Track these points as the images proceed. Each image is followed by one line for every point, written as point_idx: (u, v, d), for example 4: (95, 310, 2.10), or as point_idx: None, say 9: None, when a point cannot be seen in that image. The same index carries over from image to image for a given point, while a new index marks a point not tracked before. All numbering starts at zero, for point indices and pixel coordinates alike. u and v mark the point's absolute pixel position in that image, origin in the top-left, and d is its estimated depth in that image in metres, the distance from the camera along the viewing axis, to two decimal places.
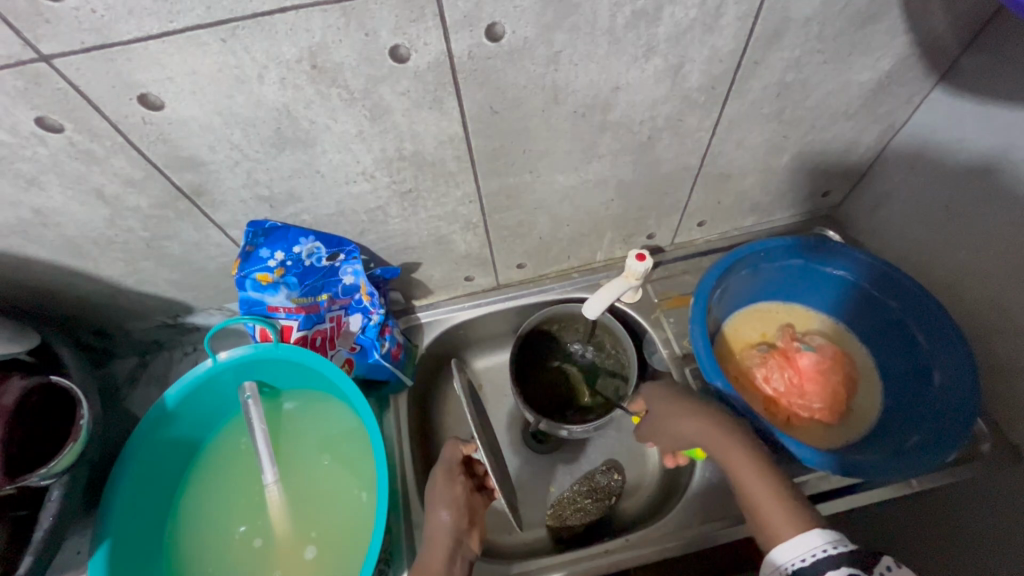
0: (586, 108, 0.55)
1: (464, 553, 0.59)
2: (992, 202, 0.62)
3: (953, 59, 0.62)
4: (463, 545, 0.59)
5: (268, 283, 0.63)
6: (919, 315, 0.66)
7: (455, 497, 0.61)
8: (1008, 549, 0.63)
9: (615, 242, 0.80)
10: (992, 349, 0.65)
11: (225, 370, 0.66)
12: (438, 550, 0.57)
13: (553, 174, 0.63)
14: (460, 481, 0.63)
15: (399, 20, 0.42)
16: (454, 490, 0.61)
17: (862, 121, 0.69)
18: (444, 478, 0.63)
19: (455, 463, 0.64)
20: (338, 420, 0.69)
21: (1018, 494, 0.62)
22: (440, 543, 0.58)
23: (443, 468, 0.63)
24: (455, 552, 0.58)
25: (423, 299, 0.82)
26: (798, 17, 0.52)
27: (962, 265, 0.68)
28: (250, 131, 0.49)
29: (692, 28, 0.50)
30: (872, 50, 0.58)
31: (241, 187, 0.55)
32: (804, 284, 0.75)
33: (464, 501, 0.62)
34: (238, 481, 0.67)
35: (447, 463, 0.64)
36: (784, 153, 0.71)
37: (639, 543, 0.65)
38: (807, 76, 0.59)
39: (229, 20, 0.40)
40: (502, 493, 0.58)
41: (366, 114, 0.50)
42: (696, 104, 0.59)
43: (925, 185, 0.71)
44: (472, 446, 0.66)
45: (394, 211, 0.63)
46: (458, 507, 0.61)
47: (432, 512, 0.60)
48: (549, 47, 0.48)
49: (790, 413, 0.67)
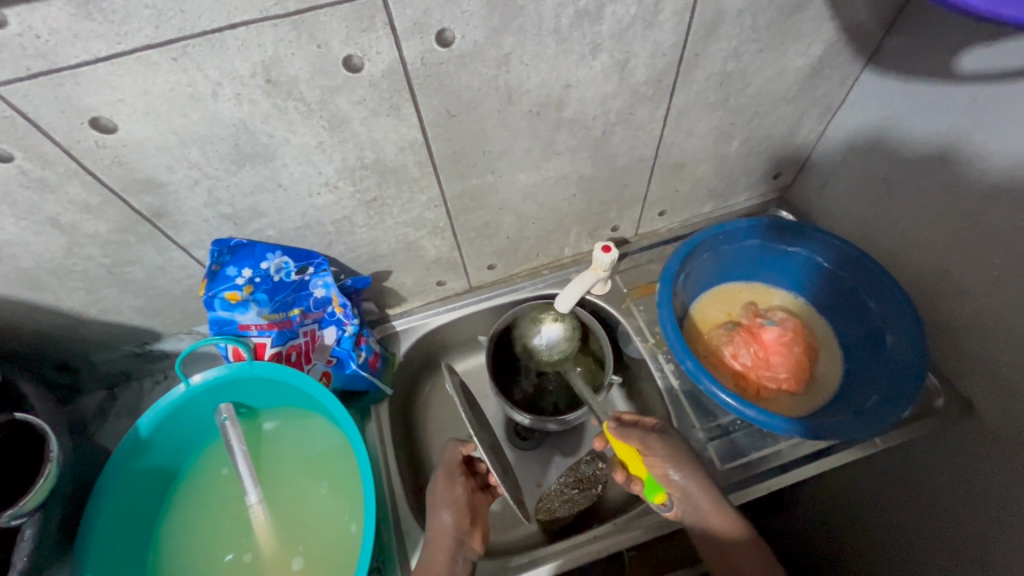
0: (541, 107, 0.57)
1: (467, 553, 0.60)
2: (926, 172, 0.66)
3: (877, 42, 0.67)
4: (466, 545, 0.60)
5: (238, 302, 0.62)
6: (868, 283, 0.70)
7: (456, 498, 0.63)
8: (977, 501, 0.66)
9: (581, 236, 0.82)
10: (937, 308, 0.70)
11: (198, 394, 0.64)
12: (441, 550, 0.59)
13: (514, 173, 0.65)
14: (460, 482, 0.64)
15: (350, 30, 0.43)
16: (455, 492, 0.63)
17: (802, 105, 0.73)
18: (444, 480, 0.64)
19: (455, 465, 0.66)
20: (321, 436, 0.69)
21: (973, 443, 0.66)
22: (443, 543, 0.59)
23: (445, 470, 0.65)
24: (457, 552, 0.59)
25: (397, 307, 0.83)
26: (731, 10, 0.55)
27: (903, 233, 0.72)
28: (208, 148, 0.49)
29: (634, 24, 0.52)
30: (804, 36, 0.62)
31: (202, 207, 0.54)
32: (763, 264, 0.79)
33: (465, 501, 0.63)
34: (220, 505, 0.66)
35: (448, 465, 0.66)
36: (733, 139, 0.74)
37: (625, 526, 0.67)
38: (746, 64, 0.62)
39: (180, 39, 0.40)
40: (503, 487, 0.58)
41: (325, 125, 0.50)
42: (645, 97, 0.61)
43: (864, 160, 0.75)
44: (472, 445, 0.67)
45: (361, 220, 0.63)
46: (459, 507, 0.62)
47: (435, 515, 0.62)
48: (498, 49, 0.49)
49: (759, 386, 0.70)
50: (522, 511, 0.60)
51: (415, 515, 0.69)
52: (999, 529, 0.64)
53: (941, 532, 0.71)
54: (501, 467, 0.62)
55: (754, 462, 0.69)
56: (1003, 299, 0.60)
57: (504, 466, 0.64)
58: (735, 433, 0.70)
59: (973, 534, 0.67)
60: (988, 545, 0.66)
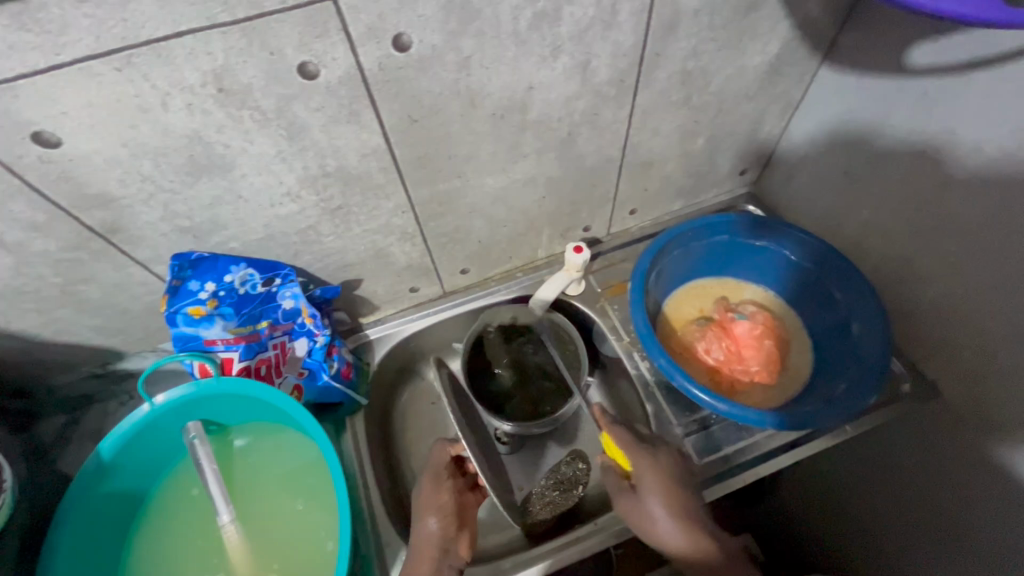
0: (504, 110, 0.57)
1: (452, 561, 0.59)
2: (883, 164, 0.68)
3: (831, 39, 0.68)
4: (451, 553, 0.59)
5: (202, 317, 0.61)
6: (834, 273, 0.72)
7: (441, 504, 0.62)
8: (943, 481, 0.68)
9: (554, 238, 0.82)
10: (901, 295, 0.71)
11: (163, 414, 0.62)
12: (425, 559, 0.58)
13: (481, 177, 0.64)
14: (447, 486, 0.63)
15: (303, 37, 0.42)
16: (441, 498, 0.62)
17: (763, 102, 0.74)
18: (431, 484, 0.64)
19: (442, 468, 0.65)
20: (295, 452, 0.67)
21: (938, 425, 0.68)
22: (427, 552, 0.58)
23: (431, 473, 0.65)
24: (442, 561, 0.58)
25: (370, 316, 0.82)
26: (687, 10, 0.56)
27: (865, 223, 0.74)
28: (161, 161, 0.47)
29: (593, 25, 0.52)
30: (760, 35, 0.63)
31: (159, 221, 0.53)
32: (732, 258, 0.80)
33: (451, 507, 0.62)
34: (190, 527, 0.64)
35: (435, 469, 0.65)
36: (698, 137, 0.75)
37: (607, 526, 0.67)
38: (706, 63, 0.63)
39: (123, 49, 0.39)
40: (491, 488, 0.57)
41: (283, 133, 0.49)
42: (608, 97, 0.61)
43: (825, 154, 0.77)
44: (460, 446, 0.67)
45: (327, 229, 0.62)
46: (445, 513, 0.61)
47: (420, 520, 0.61)
48: (457, 53, 0.49)
49: (733, 380, 0.71)
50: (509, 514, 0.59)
51: (395, 526, 0.68)
52: (966, 507, 0.66)
53: (913, 514, 0.74)
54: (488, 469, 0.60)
55: (731, 456, 0.69)
56: (959, 285, 0.62)
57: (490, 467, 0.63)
58: (711, 428, 0.71)
59: (943, 512, 0.69)
60: (958, 523, 0.68)
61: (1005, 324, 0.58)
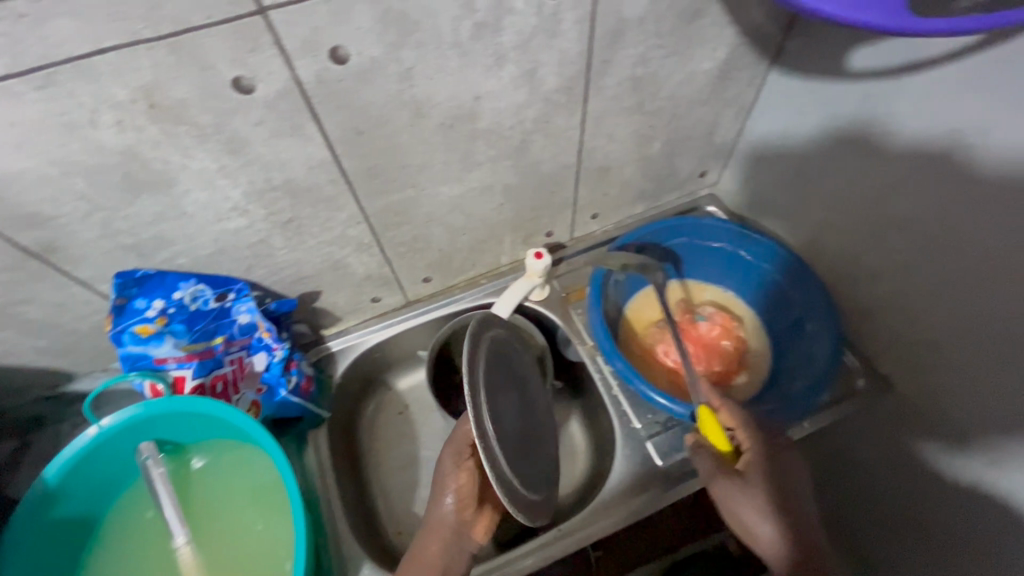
0: (453, 119, 0.57)
1: (465, 545, 0.60)
2: (833, 165, 0.70)
3: (778, 44, 0.70)
4: (464, 536, 0.61)
5: (151, 335, 0.59)
6: (789, 273, 0.73)
7: (459, 486, 0.62)
8: (902, 473, 0.71)
9: (517, 244, 0.83)
10: (854, 294, 0.73)
11: (112, 436, 0.61)
12: (436, 540, 0.59)
13: (436, 186, 0.64)
14: (467, 467, 0.62)
15: (235, 51, 0.42)
16: (460, 479, 0.62)
17: (716, 106, 0.75)
18: (452, 461, 0.62)
19: (465, 446, 0.63)
20: (254, 469, 0.65)
21: (893, 419, 0.70)
22: (438, 535, 0.60)
23: (453, 450, 0.63)
24: (455, 544, 0.60)
25: (332, 328, 0.81)
26: (631, 18, 0.56)
27: (818, 223, 0.76)
28: (96, 179, 0.46)
29: (536, 34, 0.53)
30: (707, 41, 0.64)
31: (100, 239, 0.52)
32: (690, 259, 0.80)
33: (469, 488, 0.62)
34: (145, 552, 0.62)
35: (457, 446, 0.63)
36: (654, 141, 0.76)
37: (571, 531, 0.67)
38: (655, 69, 0.64)
39: (44, 67, 0.38)
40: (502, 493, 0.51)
41: (224, 148, 0.49)
42: (559, 105, 0.62)
43: (780, 156, 0.78)
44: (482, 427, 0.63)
45: (279, 242, 0.61)
46: (462, 496, 0.62)
47: (436, 501, 0.62)
48: (399, 64, 0.49)
49: (694, 381, 0.73)
50: (527, 516, 0.54)
51: (359, 540, 0.67)
52: (926, 500, 0.68)
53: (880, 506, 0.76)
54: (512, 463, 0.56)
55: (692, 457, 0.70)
56: (907, 282, 0.64)
57: (518, 457, 0.58)
58: (673, 429, 0.72)
59: (909, 501, 0.71)
60: (919, 513, 0.70)
61: (948, 319, 0.60)
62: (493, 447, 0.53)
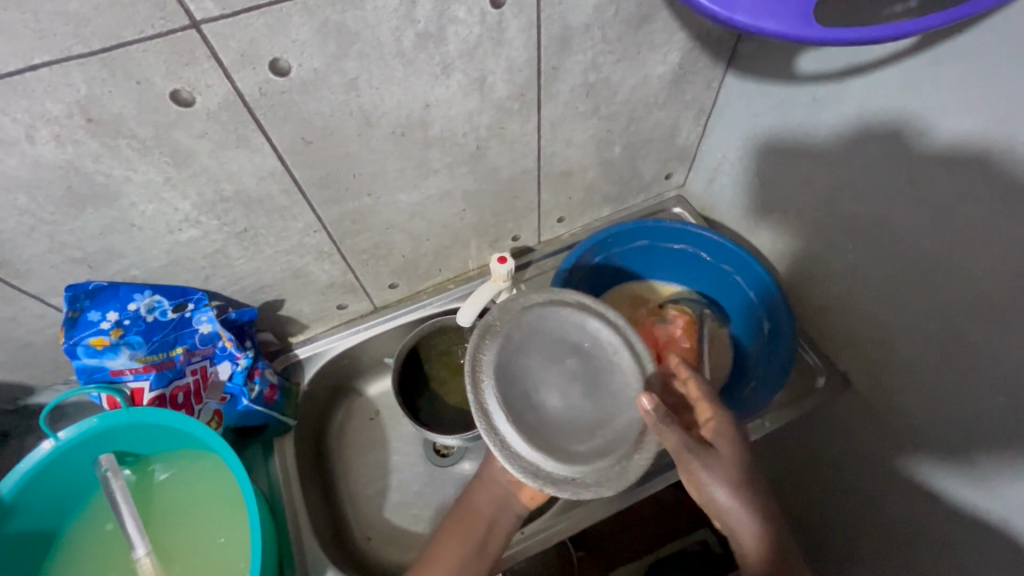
0: (404, 127, 0.57)
1: (513, 508, 0.61)
2: (791, 165, 0.70)
3: (732, 48, 0.71)
4: (513, 499, 0.61)
5: (105, 347, 0.59)
6: (748, 274, 0.73)
7: None
8: (860, 470, 0.71)
9: (483, 248, 0.83)
10: (809, 294, 0.74)
11: (70, 449, 0.60)
12: (485, 494, 0.61)
13: (393, 194, 0.65)
14: None
15: (170, 65, 0.42)
16: None
17: (675, 109, 0.76)
18: None
19: None
20: (217, 477, 0.66)
21: (850, 417, 0.71)
22: (488, 490, 0.61)
23: None
24: (505, 506, 0.61)
25: (299, 335, 0.81)
26: (577, 26, 0.57)
27: (778, 222, 0.77)
28: (38, 193, 0.46)
29: (481, 42, 0.53)
30: (658, 46, 0.65)
31: (47, 253, 0.52)
32: (653, 260, 0.81)
33: None
34: (106, 564, 0.62)
35: None
36: (614, 145, 0.76)
37: (533, 533, 0.68)
38: (608, 74, 0.64)
39: None
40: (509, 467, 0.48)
41: (168, 160, 0.49)
42: (512, 111, 0.62)
43: (741, 156, 0.79)
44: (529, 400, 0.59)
45: (236, 251, 0.61)
46: None
47: (489, 462, 0.63)
48: (342, 75, 0.49)
49: None
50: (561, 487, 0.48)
51: (322, 543, 0.68)
52: (882, 497, 0.69)
53: (841, 506, 0.76)
54: (532, 434, 0.50)
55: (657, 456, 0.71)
56: (858, 279, 0.65)
57: (550, 427, 0.52)
58: None
59: (866, 499, 0.72)
60: (873, 510, 0.71)
61: (896, 315, 0.61)
62: (496, 421, 0.50)
